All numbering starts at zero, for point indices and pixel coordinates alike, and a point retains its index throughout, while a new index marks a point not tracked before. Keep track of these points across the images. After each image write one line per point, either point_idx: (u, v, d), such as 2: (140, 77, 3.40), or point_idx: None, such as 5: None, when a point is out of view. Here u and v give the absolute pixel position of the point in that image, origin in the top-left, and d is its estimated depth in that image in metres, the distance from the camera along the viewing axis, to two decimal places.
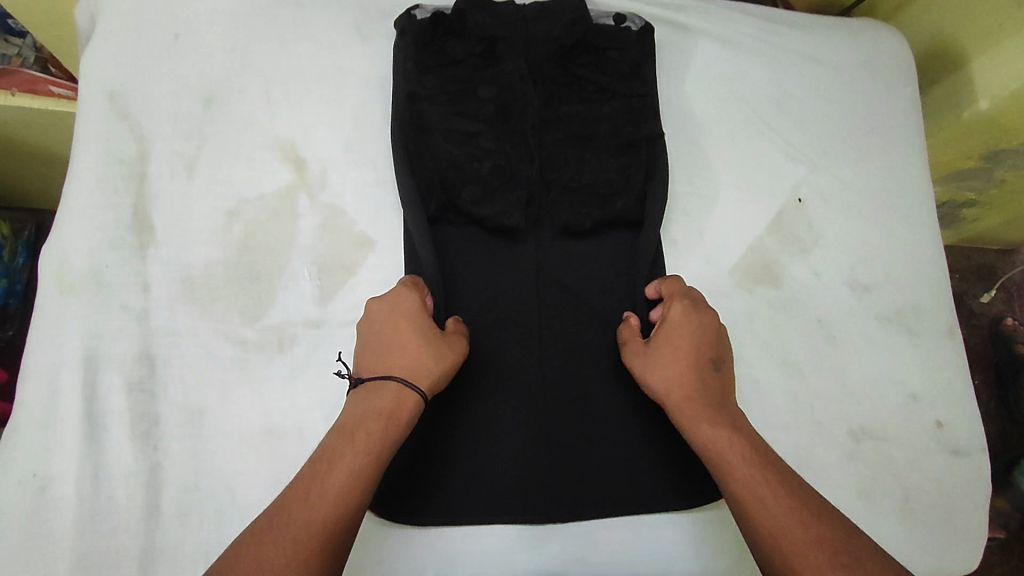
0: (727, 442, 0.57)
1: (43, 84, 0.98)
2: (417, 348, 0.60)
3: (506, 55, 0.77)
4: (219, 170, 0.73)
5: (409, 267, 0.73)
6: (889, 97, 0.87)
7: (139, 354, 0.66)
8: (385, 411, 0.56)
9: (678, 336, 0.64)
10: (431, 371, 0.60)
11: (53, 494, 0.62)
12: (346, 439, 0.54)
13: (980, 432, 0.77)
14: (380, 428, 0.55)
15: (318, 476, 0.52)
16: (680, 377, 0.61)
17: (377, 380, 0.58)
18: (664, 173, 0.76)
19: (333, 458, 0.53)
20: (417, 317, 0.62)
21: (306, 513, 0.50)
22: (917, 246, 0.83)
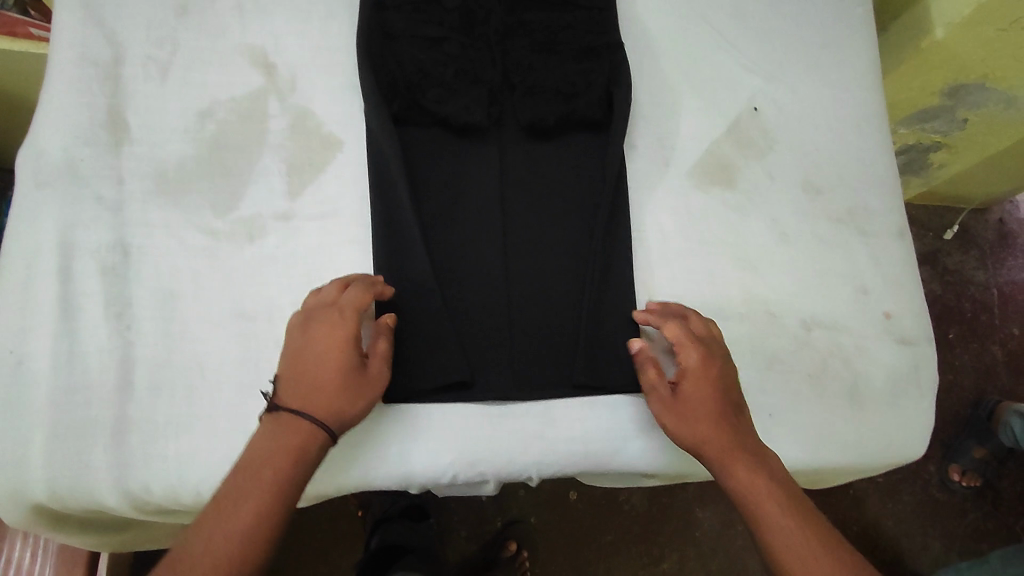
0: (761, 483, 0.60)
1: (23, 26, 0.98)
2: (335, 383, 0.59)
3: None
4: (192, 74, 0.76)
5: (374, 162, 0.74)
6: (844, 13, 0.90)
7: (113, 241, 0.69)
8: (294, 445, 0.56)
9: (704, 387, 0.65)
10: (343, 408, 0.59)
11: (28, 369, 0.64)
12: (249, 476, 0.53)
13: (925, 323, 0.81)
14: (283, 461, 0.55)
15: (224, 516, 0.51)
16: (714, 428, 0.63)
17: (288, 413, 0.57)
18: (626, 76, 0.80)
19: (238, 497, 0.52)
20: (337, 346, 0.60)
21: (207, 552, 0.49)
22: (868, 152, 0.86)
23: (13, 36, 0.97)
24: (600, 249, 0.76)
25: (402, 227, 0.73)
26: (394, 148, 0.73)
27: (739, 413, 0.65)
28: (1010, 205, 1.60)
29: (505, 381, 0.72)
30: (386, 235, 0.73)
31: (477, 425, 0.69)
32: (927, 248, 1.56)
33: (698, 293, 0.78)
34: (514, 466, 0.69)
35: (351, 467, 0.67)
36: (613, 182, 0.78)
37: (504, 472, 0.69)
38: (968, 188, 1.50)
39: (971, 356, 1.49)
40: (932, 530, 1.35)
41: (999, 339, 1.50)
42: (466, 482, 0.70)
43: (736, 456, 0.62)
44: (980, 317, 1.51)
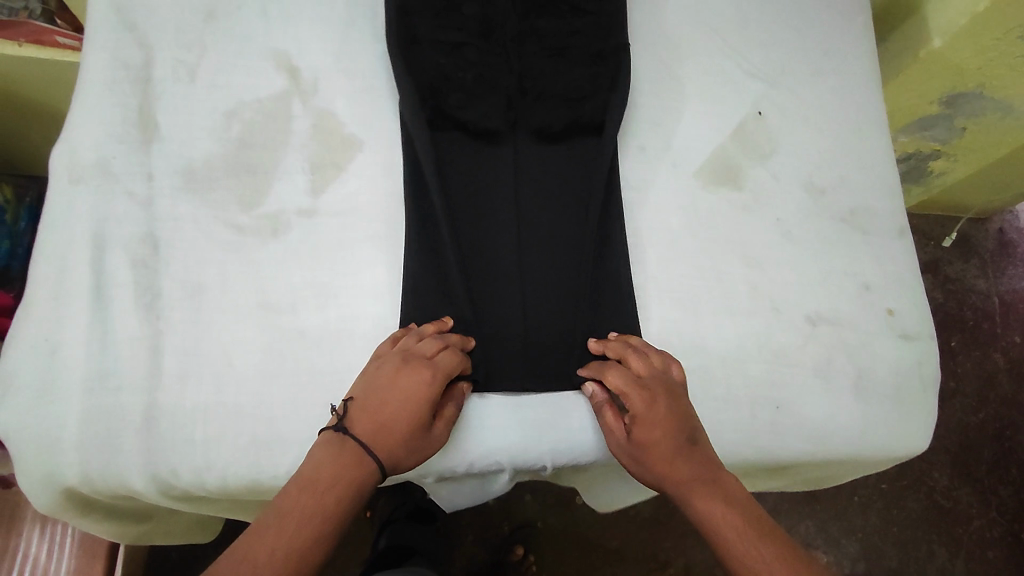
0: (725, 518, 0.61)
1: (51, 35, 1.02)
2: (406, 434, 0.62)
3: None
4: (220, 76, 0.79)
5: (405, 161, 0.78)
6: (843, 24, 0.95)
7: (143, 235, 0.71)
8: (353, 476, 0.59)
9: (654, 430, 0.64)
10: (402, 456, 0.62)
11: (61, 357, 0.66)
12: (309, 489, 0.57)
13: (927, 320, 0.83)
14: (340, 483, 0.58)
15: (284, 527, 0.55)
16: (671, 466, 0.63)
17: (355, 442, 0.60)
18: (626, 79, 0.82)
19: (300, 513, 0.56)
20: (416, 400, 0.62)
21: (267, 561, 0.53)
22: (868, 155, 0.90)
23: (41, 43, 1.01)
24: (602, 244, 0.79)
25: (427, 224, 0.77)
26: (422, 148, 0.77)
27: (694, 443, 0.64)
28: (1011, 215, 1.63)
29: (521, 372, 0.74)
30: (412, 229, 0.76)
31: (492, 413, 0.71)
32: (929, 257, 1.59)
33: (705, 289, 0.80)
34: (529, 454, 0.70)
35: None
36: (610, 176, 0.82)
37: (519, 459, 0.70)
38: (968, 197, 1.53)
39: (974, 364, 1.50)
40: (937, 537, 1.36)
41: (1000, 347, 1.52)
42: (481, 470, 0.71)
43: (700, 498, 0.62)
44: (982, 325, 1.53)
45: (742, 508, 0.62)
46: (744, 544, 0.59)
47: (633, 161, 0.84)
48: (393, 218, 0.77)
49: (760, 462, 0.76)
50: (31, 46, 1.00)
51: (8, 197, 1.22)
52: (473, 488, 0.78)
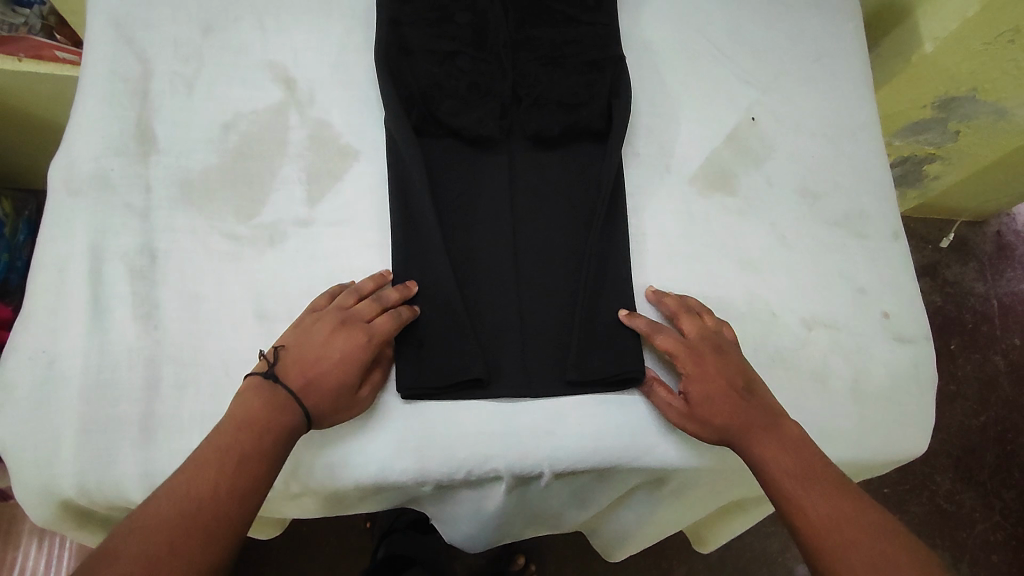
0: (782, 461, 0.64)
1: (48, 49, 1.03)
2: (335, 389, 0.64)
3: None
4: (217, 89, 0.80)
5: (391, 167, 0.79)
6: (834, 30, 0.96)
7: (141, 246, 0.72)
8: (282, 423, 0.60)
9: (706, 384, 0.69)
10: (324, 412, 0.63)
11: (58, 369, 0.66)
12: (240, 434, 0.57)
13: (924, 323, 0.83)
14: (270, 429, 0.59)
15: (224, 454, 0.56)
16: (726, 413, 0.68)
17: (284, 391, 0.62)
18: (627, 88, 0.84)
19: (238, 444, 0.57)
20: (347, 359, 0.65)
21: (206, 481, 0.54)
22: (860, 159, 0.90)
23: (38, 58, 1.02)
24: (597, 250, 0.79)
25: (419, 232, 0.77)
26: (415, 155, 0.77)
27: (750, 393, 0.69)
28: (1008, 217, 1.63)
29: (518, 380, 0.74)
30: (405, 238, 0.76)
31: (489, 419, 0.71)
32: (927, 261, 1.59)
33: (700, 294, 0.80)
34: (525, 461, 0.70)
35: (368, 461, 0.68)
36: (607, 182, 0.81)
37: (516, 467, 0.70)
38: (965, 199, 1.54)
39: (974, 367, 1.50)
40: (941, 542, 1.35)
41: (1000, 349, 1.52)
42: (478, 479, 0.71)
43: (757, 441, 0.66)
44: (981, 328, 1.53)
45: (796, 456, 0.65)
46: (797, 482, 0.62)
47: (628, 169, 0.85)
48: (389, 228, 0.77)
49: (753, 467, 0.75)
50: (30, 62, 1.01)
51: (8, 211, 1.22)
52: (466, 508, 0.76)
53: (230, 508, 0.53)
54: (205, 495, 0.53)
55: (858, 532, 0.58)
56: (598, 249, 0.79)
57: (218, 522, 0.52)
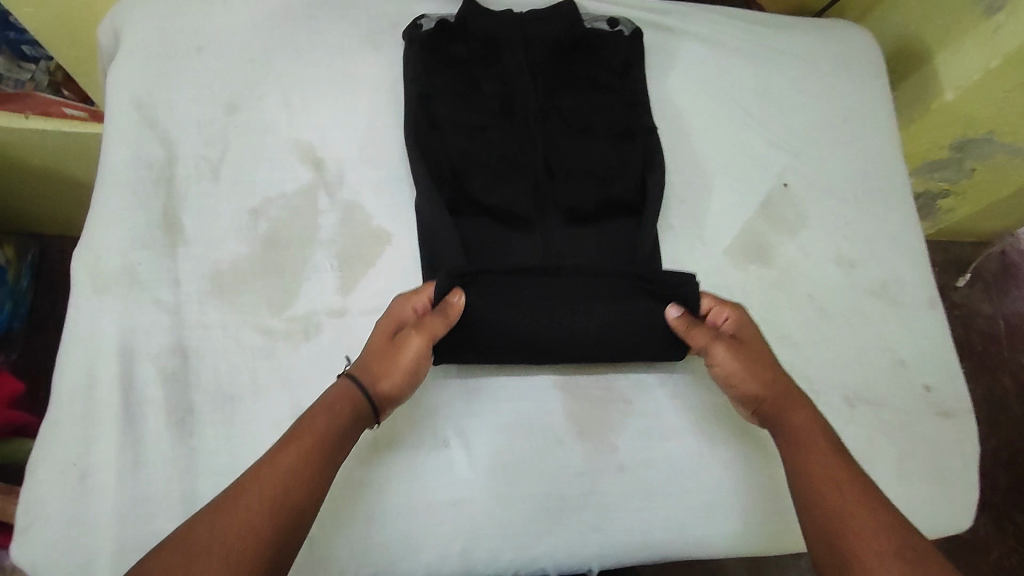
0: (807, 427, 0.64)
1: (57, 106, 1.03)
2: (379, 354, 0.64)
3: (508, 53, 0.84)
4: (243, 171, 0.78)
5: (424, 252, 0.76)
6: (863, 89, 0.96)
7: (172, 346, 0.70)
8: (340, 394, 0.60)
9: (751, 334, 0.71)
10: (375, 368, 0.63)
11: (93, 482, 0.64)
12: (318, 413, 0.58)
13: (964, 395, 0.83)
14: (343, 394, 0.60)
15: (305, 433, 0.56)
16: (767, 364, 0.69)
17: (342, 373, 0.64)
18: (660, 160, 0.83)
19: (312, 422, 0.57)
20: (387, 320, 0.67)
21: (285, 463, 0.54)
22: (895, 223, 0.89)
23: (46, 114, 1.00)
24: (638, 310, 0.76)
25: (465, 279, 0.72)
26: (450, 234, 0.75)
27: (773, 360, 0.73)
28: (1011, 239, 1.61)
29: (563, 474, 0.72)
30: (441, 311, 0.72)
31: (535, 517, 0.71)
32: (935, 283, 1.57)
33: None
34: (574, 559, 0.71)
35: (414, 566, 0.68)
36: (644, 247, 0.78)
37: (564, 565, 0.71)
38: (976, 225, 1.52)
39: (984, 390, 1.48)
40: None
41: (1010, 370, 1.50)
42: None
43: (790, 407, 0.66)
44: (989, 350, 1.52)
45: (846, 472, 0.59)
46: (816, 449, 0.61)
47: (664, 244, 0.83)
48: None
49: (789, 547, 0.76)
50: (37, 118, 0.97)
51: (11, 256, 1.17)
52: None
53: (303, 489, 0.53)
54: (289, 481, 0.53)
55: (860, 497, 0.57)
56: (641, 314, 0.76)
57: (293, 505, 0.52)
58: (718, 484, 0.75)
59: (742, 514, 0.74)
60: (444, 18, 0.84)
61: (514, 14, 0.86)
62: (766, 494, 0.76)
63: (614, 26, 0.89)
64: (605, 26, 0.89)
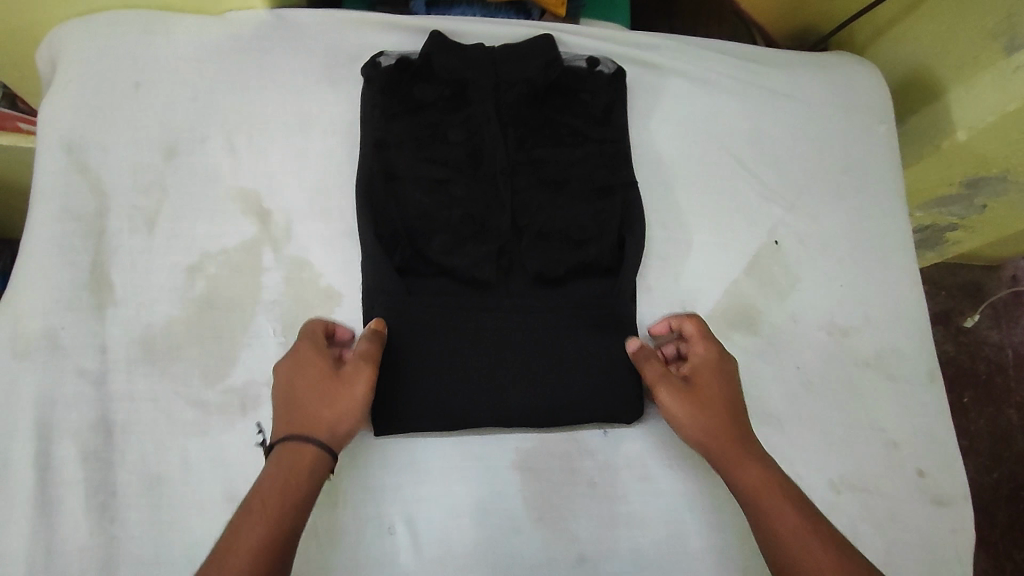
0: (766, 480, 0.62)
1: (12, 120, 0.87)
2: (331, 409, 0.61)
3: (476, 98, 0.78)
4: (181, 224, 0.71)
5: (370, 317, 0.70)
6: (865, 135, 0.88)
7: (95, 421, 0.64)
8: (303, 463, 0.58)
9: (709, 376, 0.68)
10: (335, 422, 0.61)
11: (2, 574, 0.59)
12: (277, 480, 0.57)
13: (962, 479, 0.76)
14: (312, 464, 0.59)
15: (265, 500, 0.55)
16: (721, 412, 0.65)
17: (290, 441, 0.59)
18: (639, 218, 0.77)
19: (267, 489, 0.56)
20: (318, 369, 0.62)
21: (250, 534, 0.53)
22: (893, 285, 0.82)
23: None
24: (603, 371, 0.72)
25: (399, 318, 0.70)
26: (398, 290, 0.70)
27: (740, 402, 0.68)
28: None
29: (518, 564, 0.67)
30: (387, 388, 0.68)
31: None
32: (938, 308, 1.41)
33: None
34: None
35: None
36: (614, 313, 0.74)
37: None
38: (997, 251, 1.36)
39: (986, 420, 1.35)
40: None
41: (1015, 403, 1.36)
42: None
43: (744, 459, 0.63)
44: (995, 379, 1.37)
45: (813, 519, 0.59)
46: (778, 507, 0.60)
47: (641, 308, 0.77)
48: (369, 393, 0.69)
49: None
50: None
51: None
52: None
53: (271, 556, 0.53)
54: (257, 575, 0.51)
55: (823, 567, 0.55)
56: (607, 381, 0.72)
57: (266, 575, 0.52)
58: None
59: None
60: (407, 55, 0.78)
61: (485, 50, 0.79)
62: None
63: (594, 65, 0.82)
64: (584, 65, 0.83)
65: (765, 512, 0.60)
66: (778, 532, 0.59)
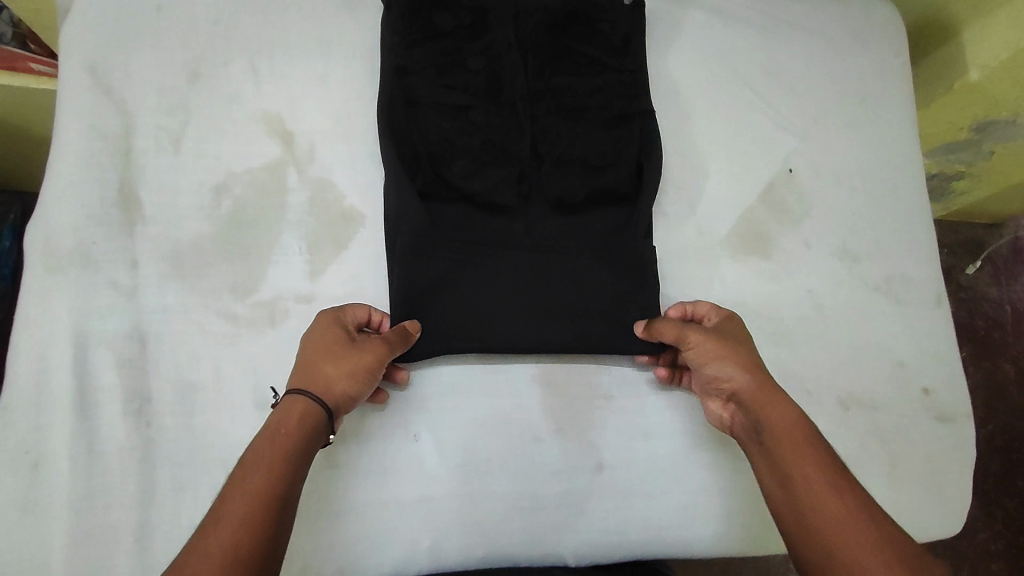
0: (796, 425, 0.58)
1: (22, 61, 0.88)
2: (334, 367, 0.60)
3: (496, 25, 0.77)
4: (206, 144, 0.72)
5: (392, 238, 0.71)
6: (881, 67, 0.88)
7: (130, 332, 0.66)
8: (295, 417, 0.56)
9: (730, 329, 0.67)
10: (334, 381, 0.59)
11: (47, 472, 0.62)
12: (271, 435, 0.54)
13: (965, 399, 0.79)
14: (301, 420, 0.56)
15: (260, 452, 0.53)
16: (746, 360, 0.64)
17: (290, 392, 0.58)
18: (656, 145, 0.78)
19: (263, 443, 0.54)
20: (332, 334, 0.63)
21: (245, 484, 0.50)
22: (904, 215, 0.84)
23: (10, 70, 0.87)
24: (623, 298, 0.73)
25: (422, 243, 0.71)
26: (421, 215, 0.71)
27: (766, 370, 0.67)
28: None
29: (541, 468, 0.70)
30: (413, 312, 0.69)
31: (508, 513, 0.68)
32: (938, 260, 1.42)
33: None
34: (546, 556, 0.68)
35: (381, 560, 0.66)
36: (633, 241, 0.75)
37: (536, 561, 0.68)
38: (1002, 207, 1.35)
39: (981, 373, 1.36)
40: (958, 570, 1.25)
41: (1011, 356, 1.37)
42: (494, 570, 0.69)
43: (773, 404, 0.60)
44: (991, 334, 1.38)
45: (846, 486, 0.53)
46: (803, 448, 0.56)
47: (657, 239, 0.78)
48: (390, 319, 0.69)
49: (770, 548, 0.73)
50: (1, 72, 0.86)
51: None
52: None
53: (267, 508, 0.50)
54: (248, 526, 0.48)
55: (848, 511, 0.51)
56: (627, 306, 0.73)
57: (263, 527, 0.49)
58: (702, 482, 0.72)
59: (724, 515, 0.72)
60: None
61: None
62: (750, 496, 0.73)
63: None
64: None
65: (791, 472, 0.56)
66: (805, 494, 0.54)
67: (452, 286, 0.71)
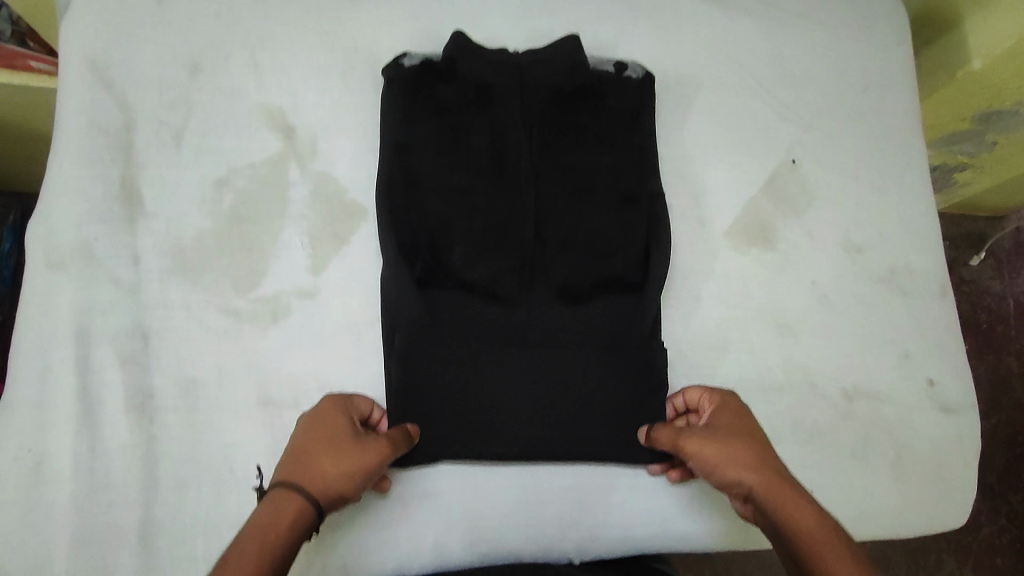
0: (818, 523, 0.53)
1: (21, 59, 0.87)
2: (333, 464, 0.56)
3: (500, 101, 0.75)
4: (206, 138, 0.72)
5: (391, 327, 0.69)
6: (884, 56, 0.88)
7: (132, 328, 0.66)
8: (287, 516, 0.51)
9: (727, 422, 0.64)
10: (332, 476, 0.55)
11: (50, 469, 0.62)
12: (259, 533, 0.49)
13: (970, 390, 0.79)
14: (293, 520, 0.51)
15: (243, 552, 0.48)
16: (753, 453, 0.59)
17: (283, 485, 0.54)
18: (665, 231, 0.75)
19: (248, 541, 0.49)
20: (333, 428, 0.60)
21: None
22: (908, 206, 0.83)
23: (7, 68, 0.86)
24: (631, 396, 0.70)
25: (421, 335, 0.68)
26: (419, 306, 0.69)
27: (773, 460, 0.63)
28: None
29: (544, 463, 0.69)
30: (412, 408, 0.67)
31: (511, 508, 0.68)
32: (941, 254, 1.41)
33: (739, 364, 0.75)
34: (549, 551, 0.68)
35: (382, 555, 0.65)
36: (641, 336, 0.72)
37: (539, 556, 0.68)
38: (1006, 199, 1.35)
39: (984, 368, 1.35)
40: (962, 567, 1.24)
41: (1015, 350, 1.36)
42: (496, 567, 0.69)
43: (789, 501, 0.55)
44: (995, 328, 1.37)
45: None
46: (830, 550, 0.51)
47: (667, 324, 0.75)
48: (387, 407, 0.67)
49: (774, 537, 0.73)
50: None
51: None
52: None
53: None
54: None
55: None
56: (634, 404, 0.70)
57: None
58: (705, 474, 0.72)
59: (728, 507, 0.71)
60: (429, 56, 0.75)
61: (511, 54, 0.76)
62: None
63: (621, 70, 0.79)
64: (611, 70, 0.79)
65: None
66: None
67: (454, 383, 0.68)
